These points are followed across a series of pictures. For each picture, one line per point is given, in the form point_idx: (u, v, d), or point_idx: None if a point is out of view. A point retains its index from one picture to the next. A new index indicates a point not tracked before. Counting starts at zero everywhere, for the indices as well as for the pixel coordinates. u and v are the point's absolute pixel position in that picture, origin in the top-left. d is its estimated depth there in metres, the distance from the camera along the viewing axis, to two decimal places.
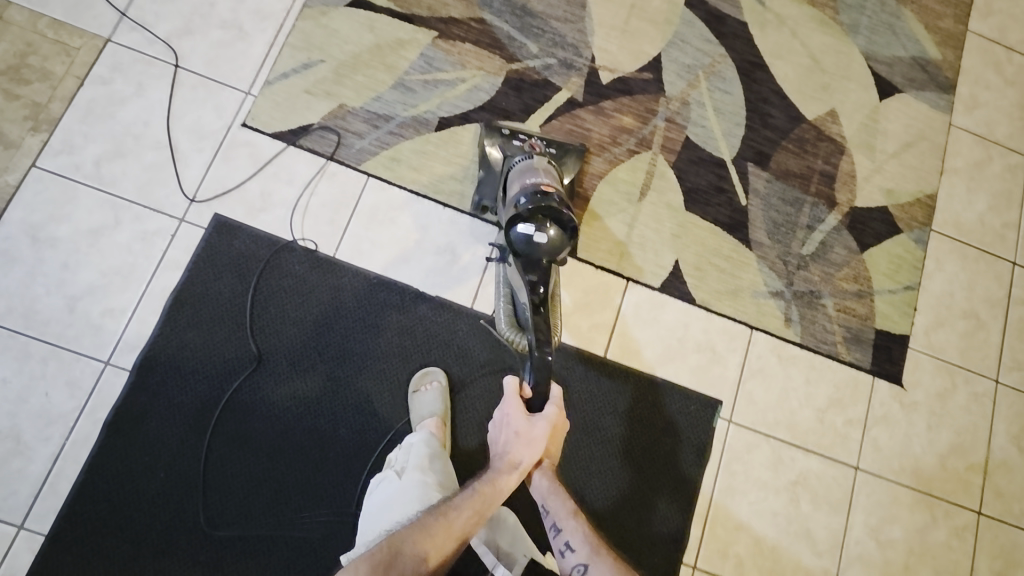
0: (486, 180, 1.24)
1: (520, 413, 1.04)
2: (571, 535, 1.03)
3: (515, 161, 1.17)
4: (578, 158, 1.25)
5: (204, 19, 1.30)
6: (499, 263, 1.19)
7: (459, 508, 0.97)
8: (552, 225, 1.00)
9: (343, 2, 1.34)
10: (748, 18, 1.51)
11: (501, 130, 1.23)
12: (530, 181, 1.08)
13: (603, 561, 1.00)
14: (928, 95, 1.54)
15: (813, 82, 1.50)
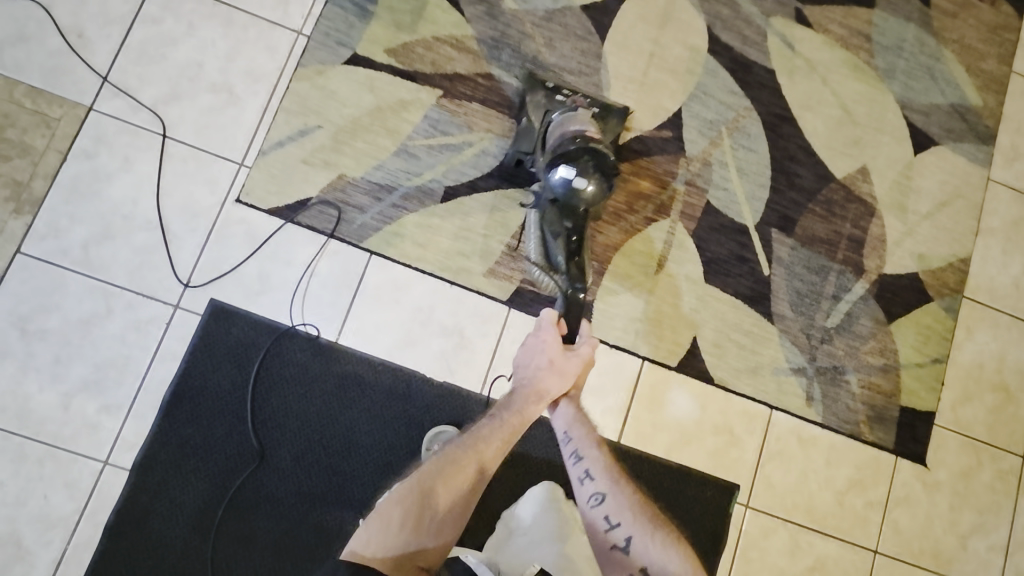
0: (524, 131, 1.20)
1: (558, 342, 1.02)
2: (591, 464, 1.01)
3: (555, 114, 1.17)
4: (619, 120, 1.22)
5: (191, 82, 1.21)
6: (528, 208, 1.21)
7: (494, 438, 0.95)
8: (593, 173, 1.06)
9: (340, 59, 1.25)
10: (776, 64, 1.40)
11: (546, 83, 1.22)
12: (572, 128, 1.12)
13: (620, 491, 1.00)
14: (966, 146, 1.44)
15: (844, 135, 1.40)
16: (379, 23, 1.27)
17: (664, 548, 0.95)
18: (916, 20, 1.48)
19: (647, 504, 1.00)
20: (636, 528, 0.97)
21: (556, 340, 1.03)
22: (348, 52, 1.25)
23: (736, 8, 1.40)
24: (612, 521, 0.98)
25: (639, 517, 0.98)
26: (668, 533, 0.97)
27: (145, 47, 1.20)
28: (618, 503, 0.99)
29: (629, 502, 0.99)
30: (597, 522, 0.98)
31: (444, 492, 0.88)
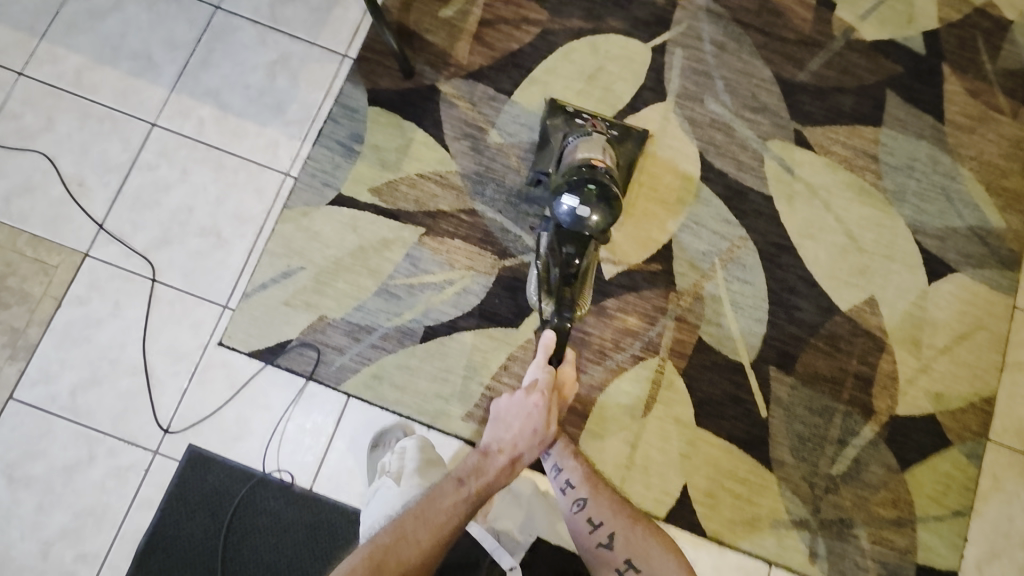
0: (546, 152, 1.26)
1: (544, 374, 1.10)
2: (571, 473, 1.09)
3: (571, 137, 1.19)
4: (635, 146, 1.30)
5: (182, 226, 1.24)
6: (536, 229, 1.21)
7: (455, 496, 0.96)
8: (598, 204, 1.02)
9: (326, 200, 1.27)
10: (773, 189, 1.35)
11: (568, 109, 1.30)
12: (580, 155, 1.11)
13: (600, 495, 1.07)
14: (988, 272, 1.35)
15: (849, 263, 1.33)
16: (365, 162, 1.29)
17: (643, 542, 1.02)
18: (928, 137, 1.41)
19: (625, 505, 1.07)
20: (617, 525, 1.04)
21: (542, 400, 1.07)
22: (333, 193, 1.27)
23: (731, 133, 1.37)
24: (595, 522, 1.04)
25: (617, 516, 1.05)
26: (648, 527, 1.04)
27: (140, 192, 1.25)
28: (599, 506, 1.06)
29: (610, 503, 1.06)
30: (581, 526, 1.05)
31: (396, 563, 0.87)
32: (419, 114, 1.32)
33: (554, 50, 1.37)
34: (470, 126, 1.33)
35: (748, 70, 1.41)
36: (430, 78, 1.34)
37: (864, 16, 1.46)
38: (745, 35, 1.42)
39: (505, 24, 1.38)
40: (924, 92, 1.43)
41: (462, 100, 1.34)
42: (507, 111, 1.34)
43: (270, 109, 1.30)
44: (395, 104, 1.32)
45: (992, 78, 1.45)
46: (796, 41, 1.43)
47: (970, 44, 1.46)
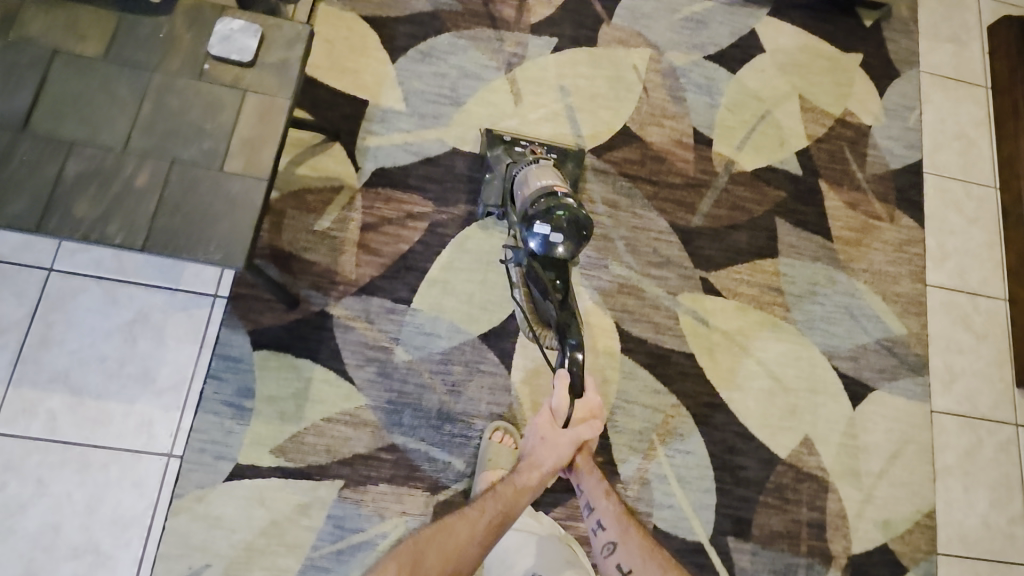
0: (491, 186, 1.26)
1: (548, 416, 1.06)
2: (602, 514, 1.04)
3: (518, 168, 1.20)
4: (577, 164, 1.32)
5: (48, 552, 1.04)
6: (510, 263, 1.18)
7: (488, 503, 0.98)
8: (565, 229, 1.02)
9: (222, 474, 1.10)
10: (693, 345, 1.33)
11: (504, 139, 1.30)
12: (540, 184, 1.11)
13: (632, 539, 1.00)
14: (901, 382, 1.40)
15: (779, 406, 1.33)
16: (261, 419, 1.14)
17: None
18: (823, 258, 1.44)
19: (659, 551, 0.99)
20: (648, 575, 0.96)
21: (546, 418, 1.06)
22: (230, 464, 1.11)
23: (642, 295, 1.34)
24: (626, 570, 0.98)
25: (650, 564, 0.97)
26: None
27: None
28: (631, 553, 0.98)
29: (644, 550, 0.99)
30: (611, 570, 0.99)
31: (433, 558, 0.89)
32: (312, 347, 1.19)
33: (446, 243, 1.29)
34: (373, 347, 1.21)
35: (645, 224, 1.39)
36: (318, 302, 1.21)
37: (741, 147, 1.49)
38: (634, 188, 1.41)
39: (389, 224, 1.28)
40: (810, 213, 1.47)
41: (358, 320, 1.22)
42: (409, 322, 1.24)
43: (136, 379, 1.12)
44: (283, 341, 1.18)
45: (866, 186, 1.52)
46: (683, 185, 1.43)
47: (839, 156, 1.53)
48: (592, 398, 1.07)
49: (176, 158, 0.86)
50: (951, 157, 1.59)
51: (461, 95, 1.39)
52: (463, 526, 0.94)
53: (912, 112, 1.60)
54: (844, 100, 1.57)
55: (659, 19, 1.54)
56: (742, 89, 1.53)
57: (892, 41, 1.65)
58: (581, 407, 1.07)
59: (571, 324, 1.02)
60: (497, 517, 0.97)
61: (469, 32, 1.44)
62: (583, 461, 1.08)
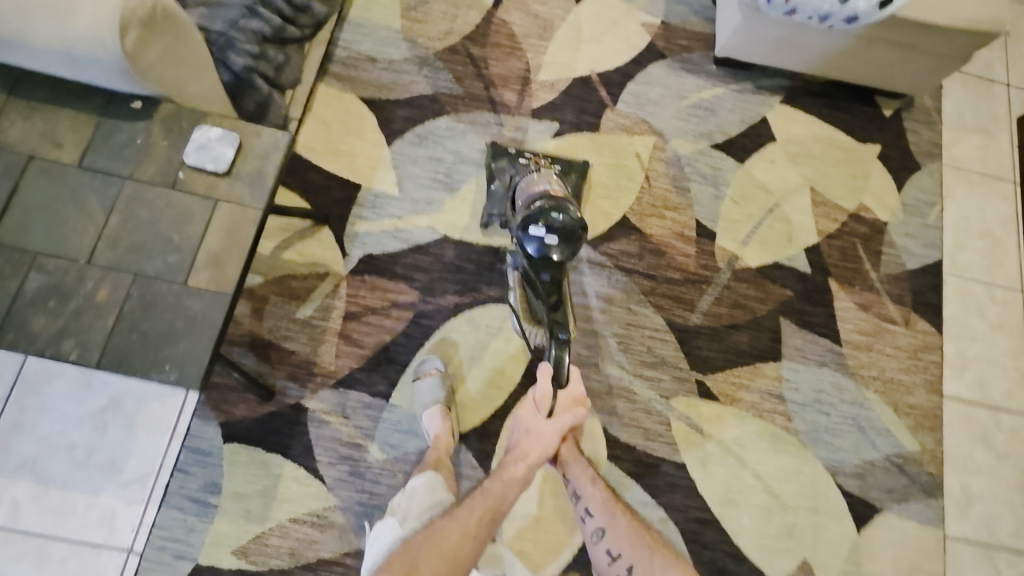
0: (495, 197, 1.32)
1: (532, 414, 1.12)
2: (589, 500, 1.10)
3: (520, 177, 1.25)
4: (579, 175, 1.38)
5: None
6: (510, 268, 1.24)
7: (476, 500, 1.03)
8: (559, 231, 1.03)
9: (180, 575, 1.07)
10: (685, 453, 1.26)
11: (508, 151, 1.36)
12: (537, 189, 1.15)
13: (619, 523, 1.07)
14: (912, 504, 1.29)
15: (776, 526, 1.24)
16: (226, 517, 1.11)
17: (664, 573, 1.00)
18: (830, 362, 1.36)
19: (646, 533, 1.06)
20: (636, 558, 1.03)
21: (530, 411, 1.12)
22: (189, 564, 1.07)
23: (632, 398, 1.28)
24: (614, 553, 1.05)
25: (636, 546, 1.04)
26: (667, 558, 1.02)
27: None
28: (618, 537, 1.05)
29: (630, 534, 1.05)
30: (600, 556, 1.06)
31: (431, 561, 0.93)
32: (284, 441, 1.16)
33: (430, 335, 1.26)
34: (347, 445, 1.17)
35: (640, 321, 1.33)
36: (294, 395, 1.18)
37: (745, 241, 1.43)
38: (630, 282, 1.36)
39: (373, 314, 1.26)
40: (817, 314, 1.39)
41: (334, 414, 1.18)
42: (385, 419, 1.20)
43: (103, 470, 1.10)
44: (255, 434, 1.15)
45: (880, 286, 1.44)
46: (682, 281, 1.37)
47: (851, 253, 1.46)
48: (574, 389, 1.15)
49: (139, 272, 0.84)
50: (974, 257, 1.51)
51: (456, 181, 1.37)
52: (455, 527, 0.98)
53: (932, 207, 1.53)
54: (858, 193, 1.51)
55: (665, 105, 1.51)
56: (749, 179, 1.48)
57: (913, 132, 1.58)
58: (564, 398, 1.14)
59: (563, 324, 1.03)
60: (490, 512, 1.02)
61: (468, 116, 1.42)
62: (567, 451, 1.15)
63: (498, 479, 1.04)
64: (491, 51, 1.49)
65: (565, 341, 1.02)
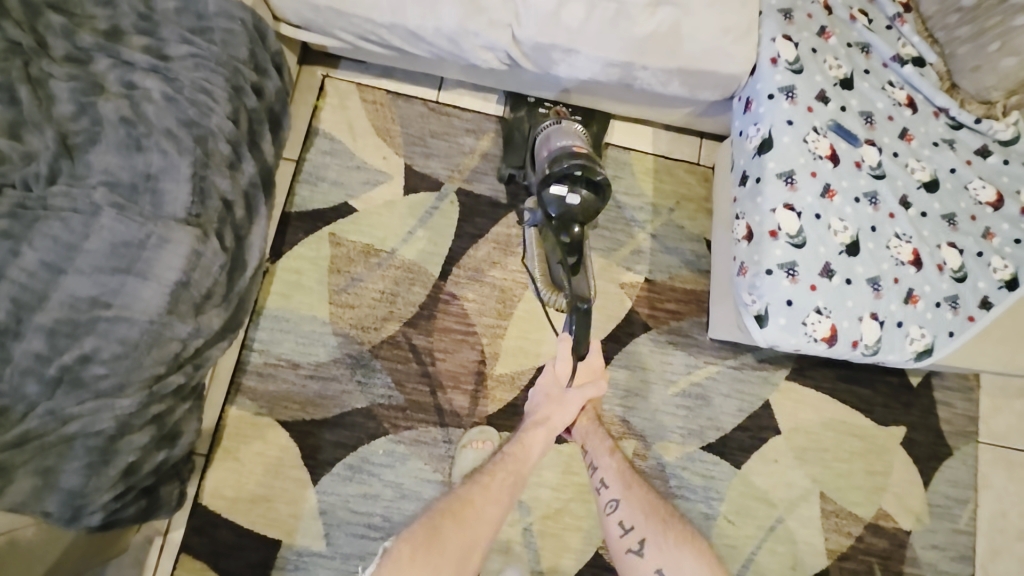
0: (515, 146, 1.23)
1: (553, 381, 1.12)
2: (606, 472, 1.07)
3: (541, 125, 1.19)
4: (601, 128, 1.25)
5: None
6: (529, 224, 1.22)
7: (496, 468, 1.02)
8: (584, 189, 1.03)
9: None
10: None
11: (528, 97, 1.24)
12: (560, 143, 1.10)
13: (633, 496, 1.04)
14: None
15: None
16: None
17: (675, 549, 0.97)
18: None
19: (660, 508, 1.03)
20: (648, 530, 1.00)
21: (552, 377, 1.12)
22: None
23: None
24: (626, 526, 1.01)
25: (650, 519, 1.01)
26: (680, 533, 0.99)
27: None
28: (632, 510, 1.02)
29: (641, 506, 1.02)
30: (613, 527, 1.03)
31: (453, 529, 0.92)
32: None
33: None
34: None
35: None
36: None
37: (741, 573, 1.22)
38: None
39: None
40: None
41: None
42: None
43: None
44: None
45: None
46: None
47: None
48: (594, 362, 1.14)
49: None
50: (1011, 565, 1.30)
51: (395, 524, 1.15)
52: (479, 491, 0.98)
53: (965, 506, 1.30)
54: (877, 495, 1.27)
55: (649, 393, 1.26)
56: (748, 488, 1.24)
57: (944, 404, 1.33)
58: (584, 368, 1.14)
59: (583, 295, 1.02)
60: (510, 475, 1.01)
61: (411, 433, 1.18)
62: (587, 418, 1.14)
63: (517, 443, 1.03)
64: (438, 338, 1.23)
65: (585, 310, 1.01)
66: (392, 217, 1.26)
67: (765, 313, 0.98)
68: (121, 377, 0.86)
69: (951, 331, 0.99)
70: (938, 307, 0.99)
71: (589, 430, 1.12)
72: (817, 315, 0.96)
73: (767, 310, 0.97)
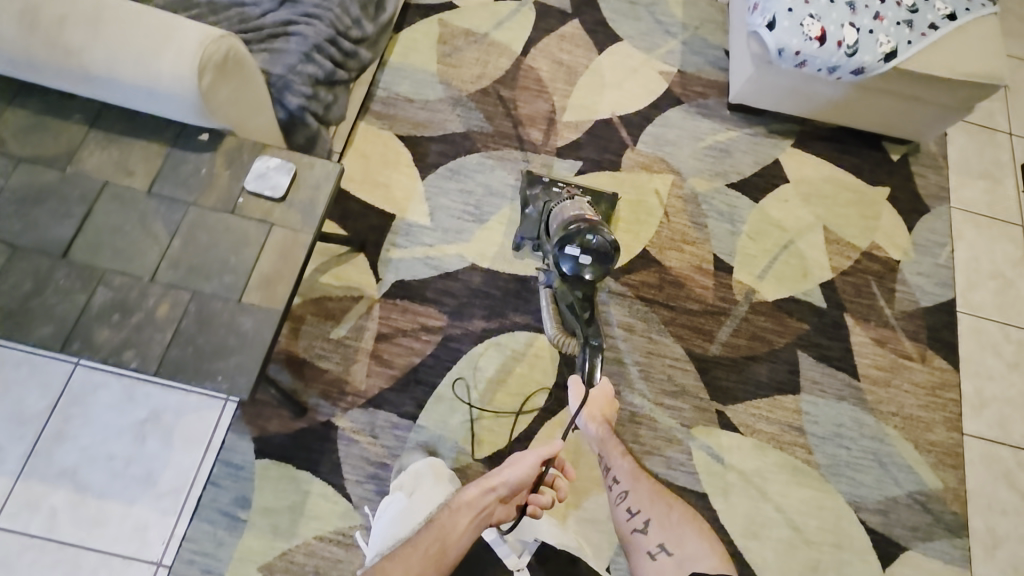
0: (528, 221, 1.32)
1: (522, 456, 1.02)
2: (618, 469, 1.07)
3: (554, 203, 1.25)
4: (610, 206, 1.34)
5: None
6: (544, 286, 1.24)
7: (424, 535, 0.89)
8: (595, 254, 1.08)
9: None
10: (707, 484, 1.28)
11: (542, 179, 1.33)
12: (572, 212, 1.15)
13: (641, 485, 1.04)
14: (939, 543, 1.29)
15: (800, 560, 1.25)
16: (254, 531, 1.12)
17: (678, 526, 0.98)
18: (848, 395, 1.39)
19: (666, 494, 1.04)
20: (652, 511, 1.00)
21: (523, 458, 1.01)
22: None
23: (654, 425, 1.31)
24: (633, 510, 1.01)
25: (653, 504, 1.01)
26: (683, 512, 1.00)
27: None
28: (638, 496, 1.02)
29: (649, 494, 1.02)
30: (620, 514, 1.02)
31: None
32: (314, 457, 1.19)
33: (457, 357, 1.30)
34: (373, 464, 1.20)
35: (660, 350, 1.37)
36: (325, 412, 1.22)
37: (761, 275, 1.48)
38: (650, 311, 1.40)
39: (403, 336, 1.31)
40: (834, 348, 1.42)
41: (362, 434, 1.22)
42: (412, 439, 1.23)
43: (139, 481, 1.13)
44: (286, 450, 1.18)
45: (894, 322, 1.47)
46: (701, 311, 1.42)
47: (865, 290, 1.49)
48: (607, 387, 1.16)
49: (198, 291, 0.91)
50: (987, 297, 1.54)
51: (485, 213, 1.44)
52: (406, 557, 0.85)
53: (944, 248, 1.57)
54: (870, 232, 1.56)
55: (683, 146, 1.59)
56: (764, 217, 1.54)
57: (920, 175, 1.65)
58: (597, 393, 1.15)
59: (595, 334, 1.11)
60: (436, 545, 0.87)
61: (497, 153, 1.51)
62: (600, 421, 1.12)
63: (447, 507, 0.93)
64: (519, 93, 1.58)
65: (597, 346, 1.11)
66: (484, 13, 1.66)
67: (773, 21, 1.35)
68: (320, 10, 1.21)
69: (909, 42, 1.34)
70: (899, 25, 1.35)
71: (603, 433, 1.10)
72: (811, 20, 1.33)
73: (774, 19, 1.35)
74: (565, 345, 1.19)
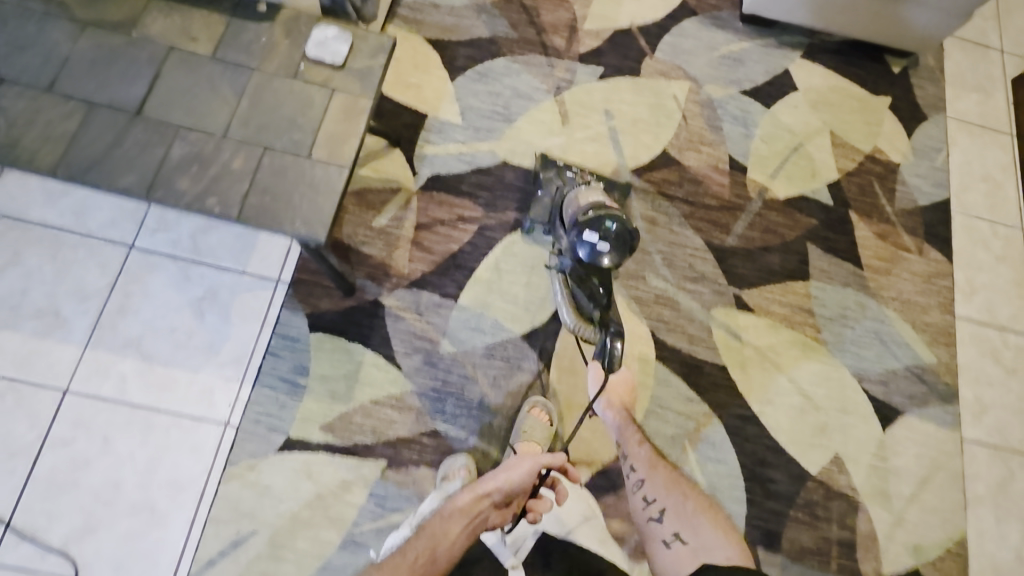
0: (539, 203, 1.33)
1: (514, 461, 1.03)
2: (634, 459, 1.12)
3: (569, 189, 1.23)
4: (621, 194, 1.39)
5: (108, 505, 1.10)
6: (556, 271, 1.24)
7: (417, 542, 0.91)
8: (613, 239, 1.04)
9: (273, 446, 1.17)
10: (726, 359, 1.39)
11: (556, 162, 1.35)
12: (588, 201, 1.13)
13: (657, 474, 1.09)
14: (932, 410, 1.42)
15: (809, 424, 1.37)
16: (313, 396, 1.21)
17: (694, 516, 1.01)
18: (853, 282, 1.50)
19: (683, 483, 1.08)
20: (668, 500, 1.05)
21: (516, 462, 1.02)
22: (281, 437, 1.17)
23: (676, 308, 1.41)
24: (649, 498, 1.06)
25: (670, 492, 1.06)
26: (699, 504, 1.03)
27: (54, 474, 1.10)
28: (654, 485, 1.07)
29: (666, 483, 1.07)
30: (637, 501, 1.07)
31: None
32: (364, 332, 1.27)
33: (493, 245, 1.38)
34: (421, 337, 1.28)
35: (681, 241, 1.46)
36: (372, 292, 1.30)
37: (773, 175, 1.57)
38: (671, 206, 1.49)
39: (442, 225, 1.37)
40: (840, 241, 1.53)
41: (408, 311, 1.29)
42: (456, 316, 1.31)
43: (201, 351, 1.20)
44: (338, 325, 1.26)
45: (894, 218, 1.58)
46: (719, 207, 1.51)
47: (868, 190, 1.60)
48: (625, 377, 1.21)
49: (269, 146, 0.96)
50: (977, 197, 1.65)
51: (513, 114, 1.50)
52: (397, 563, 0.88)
53: (940, 153, 1.68)
54: (873, 137, 1.66)
55: (698, 55, 1.65)
56: (776, 122, 1.62)
57: (919, 86, 1.74)
58: (618, 385, 1.20)
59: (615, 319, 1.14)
60: (425, 553, 0.89)
61: (523, 58, 1.56)
62: (617, 406, 1.18)
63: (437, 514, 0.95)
64: (541, 2, 1.63)
65: (615, 333, 1.14)
66: None
67: None
68: None
69: None
70: None
71: (620, 419, 1.17)
72: None
73: None
74: (584, 331, 1.19)
